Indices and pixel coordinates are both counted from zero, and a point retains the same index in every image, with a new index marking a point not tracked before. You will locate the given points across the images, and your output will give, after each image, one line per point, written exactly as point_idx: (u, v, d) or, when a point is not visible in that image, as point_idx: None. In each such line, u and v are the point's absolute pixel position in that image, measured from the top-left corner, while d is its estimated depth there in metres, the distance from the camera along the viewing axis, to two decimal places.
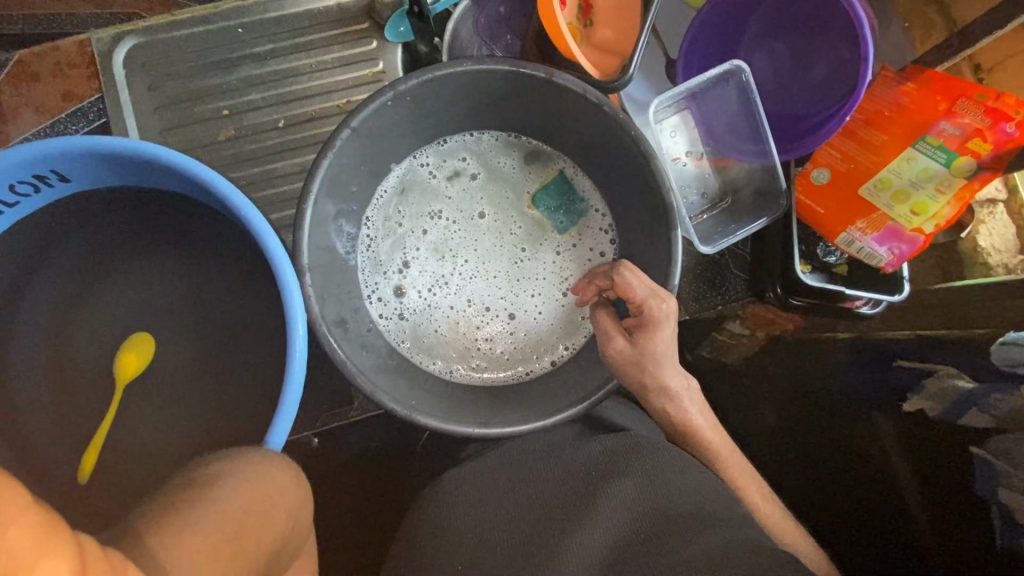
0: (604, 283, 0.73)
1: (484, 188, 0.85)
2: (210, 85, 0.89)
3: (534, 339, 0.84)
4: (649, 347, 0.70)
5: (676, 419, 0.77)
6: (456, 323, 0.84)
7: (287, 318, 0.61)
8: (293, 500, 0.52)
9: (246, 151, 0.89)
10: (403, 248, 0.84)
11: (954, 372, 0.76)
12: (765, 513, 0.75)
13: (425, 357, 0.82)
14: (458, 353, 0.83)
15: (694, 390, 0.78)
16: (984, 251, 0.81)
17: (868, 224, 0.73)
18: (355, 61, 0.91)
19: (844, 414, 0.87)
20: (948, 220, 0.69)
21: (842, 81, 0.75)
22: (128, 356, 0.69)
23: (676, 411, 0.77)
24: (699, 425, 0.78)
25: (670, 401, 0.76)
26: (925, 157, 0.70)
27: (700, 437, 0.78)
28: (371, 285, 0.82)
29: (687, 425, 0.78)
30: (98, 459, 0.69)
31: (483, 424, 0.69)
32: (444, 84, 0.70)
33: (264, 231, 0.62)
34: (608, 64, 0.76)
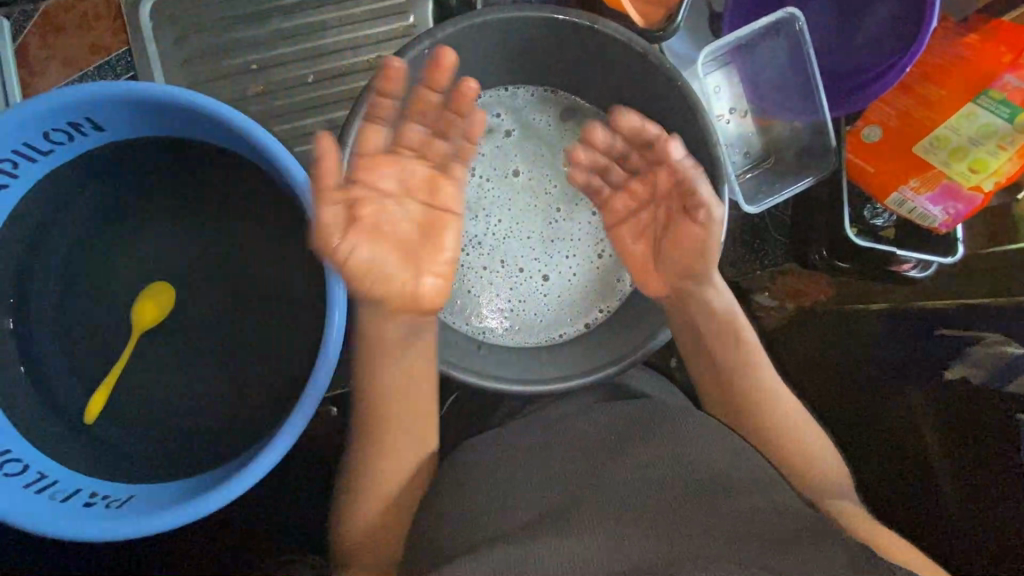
0: (615, 172, 0.73)
1: (520, 145, 0.83)
2: (238, 38, 0.87)
3: (568, 301, 0.82)
4: (668, 223, 0.69)
5: (733, 372, 0.72)
6: (489, 284, 0.82)
7: (327, 273, 0.61)
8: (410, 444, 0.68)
9: (275, 108, 0.88)
10: None
11: (1001, 340, 0.75)
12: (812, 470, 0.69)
13: (458, 319, 0.81)
14: (490, 314, 0.82)
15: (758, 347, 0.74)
16: None
17: (922, 183, 0.69)
18: (386, 14, 0.88)
19: (877, 379, 0.84)
20: (1009, 178, 0.66)
21: (900, 33, 0.71)
22: (150, 302, 0.69)
23: (737, 368, 0.72)
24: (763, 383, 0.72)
25: (729, 351, 0.73)
26: (986, 112, 0.67)
27: (758, 399, 0.72)
28: None
29: (745, 386, 0.72)
30: (139, 412, 0.70)
31: (522, 382, 0.69)
32: (482, 33, 0.68)
33: (303, 181, 0.61)
34: (653, 11, 0.72)
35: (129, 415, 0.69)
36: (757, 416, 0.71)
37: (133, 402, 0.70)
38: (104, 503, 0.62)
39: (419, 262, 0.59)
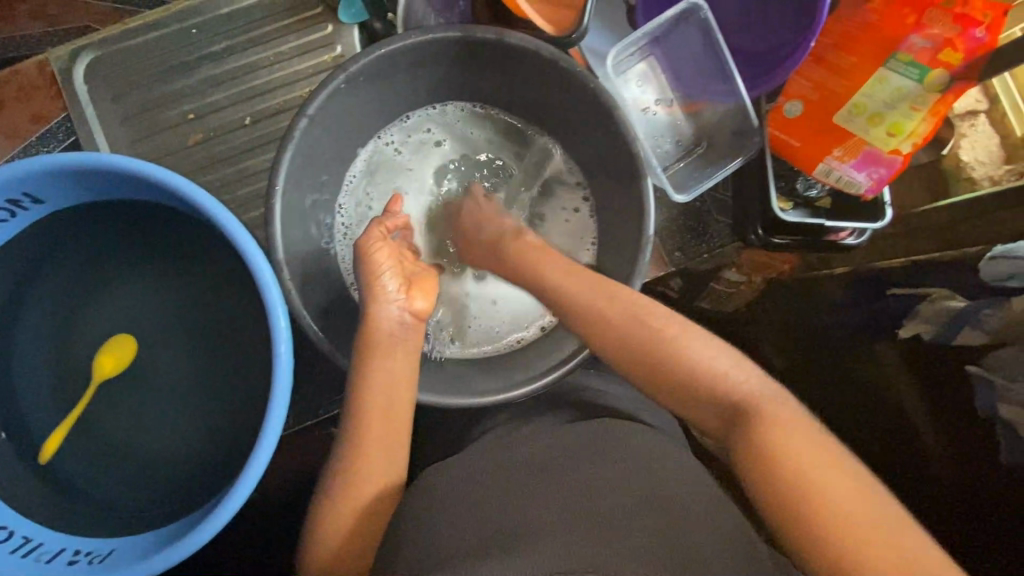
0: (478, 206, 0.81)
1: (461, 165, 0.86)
2: (172, 90, 0.89)
3: (520, 306, 0.84)
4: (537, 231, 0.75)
5: (661, 368, 0.62)
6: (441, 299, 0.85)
7: (268, 317, 0.62)
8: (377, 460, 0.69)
9: (216, 154, 0.89)
10: None
11: (947, 295, 0.75)
12: (772, 457, 0.52)
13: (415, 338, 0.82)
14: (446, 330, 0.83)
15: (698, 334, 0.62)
16: (967, 165, 0.77)
17: (845, 151, 0.71)
18: (312, 48, 0.90)
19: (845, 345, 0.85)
20: (925, 137, 0.67)
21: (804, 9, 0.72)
22: (107, 356, 0.71)
23: (666, 362, 0.61)
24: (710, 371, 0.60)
25: (649, 344, 0.63)
26: (898, 76, 0.67)
27: (702, 387, 0.60)
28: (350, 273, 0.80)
29: (658, 361, 0.62)
30: (117, 467, 0.72)
31: (479, 394, 0.70)
32: (394, 61, 0.70)
33: (234, 227, 0.63)
34: (562, 18, 0.73)
35: (107, 471, 0.72)
36: (711, 411, 0.59)
37: (110, 458, 0.72)
38: (87, 560, 0.64)
39: (412, 283, 0.74)
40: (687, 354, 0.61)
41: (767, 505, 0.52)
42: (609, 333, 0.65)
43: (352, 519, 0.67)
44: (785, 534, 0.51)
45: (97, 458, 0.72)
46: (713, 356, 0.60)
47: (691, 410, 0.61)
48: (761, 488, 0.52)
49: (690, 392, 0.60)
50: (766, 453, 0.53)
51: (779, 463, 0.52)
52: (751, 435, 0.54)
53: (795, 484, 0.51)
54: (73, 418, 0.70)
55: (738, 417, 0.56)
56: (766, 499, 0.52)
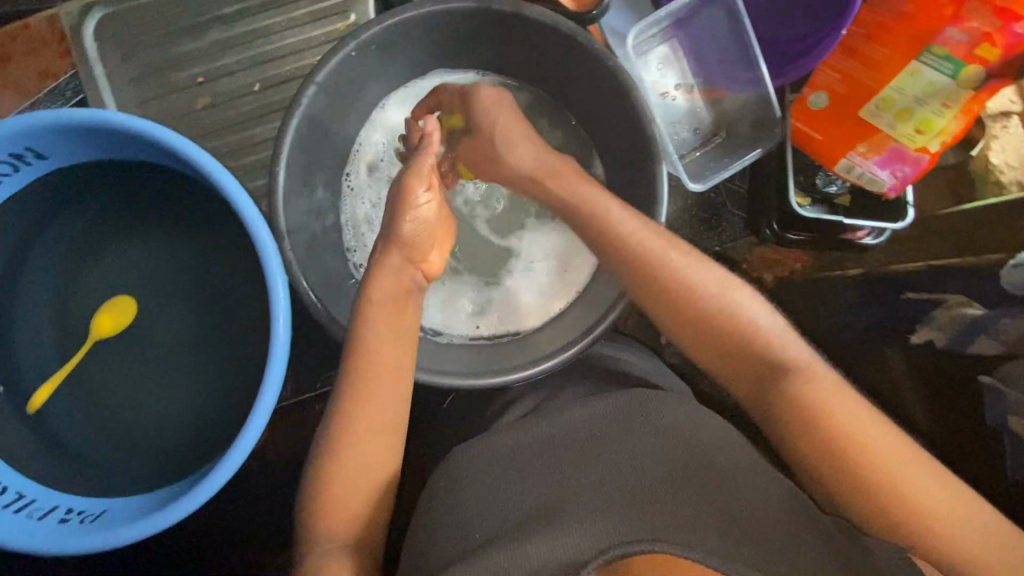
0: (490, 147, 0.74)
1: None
2: (182, 51, 0.87)
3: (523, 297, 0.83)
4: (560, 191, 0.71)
5: (698, 318, 0.61)
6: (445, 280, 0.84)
7: (268, 288, 0.61)
8: (380, 429, 0.62)
9: (223, 119, 0.88)
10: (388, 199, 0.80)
11: (965, 301, 0.72)
12: (811, 408, 0.55)
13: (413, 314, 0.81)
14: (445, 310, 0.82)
15: (735, 289, 0.62)
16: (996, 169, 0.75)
17: (869, 147, 0.68)
18: (325, 15, 0.88)
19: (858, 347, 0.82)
20: (955, 136, 0.63)
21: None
22: (105, 316, 0.71)
23: (705, 309, 0.61)
24: (749, 325, 0.60)
25: (687, 293, 0.62)
26: (931, 70, 0.64)
27: (740, 340, 0.60)
28: (351, 239, 0.78)
29: (695, 312, 0.61)
30: (112, 429, 0.72)
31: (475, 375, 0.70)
32: (409, 29, 0.68)
33: (238, 193, 0.62)
34: None
35: (102, 433, 0.72)
36: (744, 365, 0.60)
37: (105, 421, 0.72)
38: (79, 520, 0.64)
39: (433, 236, 0.69)
40: (728, 306, 0.61)
41: (806, 453, 0.55)
42: (645, 278, 0.64)
43: (351, 500, 0.60)
44: (829, 482, 0.54)
45: (94, 419, 0.72)
46: (754, 312, 0.61)
47: (725, 366, 0.61)
48: (802, 437, 0.55)
49: (729, 344, 0.60)
50: (804, 405, 0.55)
51: (818, 415, 0.54)
52: (791, 389, 0.56)
53: (844, 443, 0.53)
54: (69, 367, 0.70)
55: (773, 371, 0.58)
56: (805, 447, 0.55)
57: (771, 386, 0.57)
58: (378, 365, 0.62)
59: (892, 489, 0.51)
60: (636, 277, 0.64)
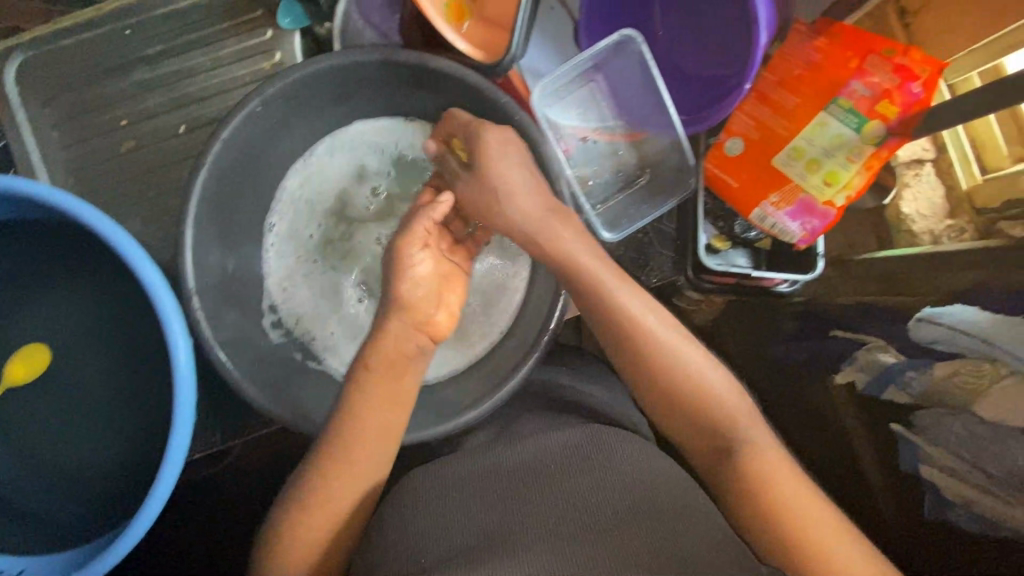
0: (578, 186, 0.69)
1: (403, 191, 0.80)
2: (105, 93, 0.86)
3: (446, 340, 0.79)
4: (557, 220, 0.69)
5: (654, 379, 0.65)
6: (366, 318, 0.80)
7: (169, 349, 0.61)
8: (368, 460, 0.62)
9: (149, 161, 0.87)
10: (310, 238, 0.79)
11: (882, 346, 0.70)
12: (750, 474, 0.59)
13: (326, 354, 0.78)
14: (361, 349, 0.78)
15: (695, 358, 0.66)
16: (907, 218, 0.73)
17: (781, 197, 0.68)
18: (250, 54, 0.87)
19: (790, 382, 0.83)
20: (860, 191, 0.64)
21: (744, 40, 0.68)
22: (17, 366, 0.71)
23: (665, 375, 0.65)
24: (700, 393, 0.64)
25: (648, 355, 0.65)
26: (838, 122, 0.64)
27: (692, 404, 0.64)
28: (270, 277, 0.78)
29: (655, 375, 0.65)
30: (34, 483, 0.72)
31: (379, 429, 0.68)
32: (317, 81, 0.67)
33: (137, 254, 0.61)
34: (495, 43, 0.70)
35: (24, 488, 0.72)
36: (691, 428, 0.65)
37: (27, 475, 0.72)
38: None
39: (441, 284, 0.69)
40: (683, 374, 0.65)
41: (742, 511, 0.59)
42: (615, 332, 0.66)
43: (318, 530, 0.60)
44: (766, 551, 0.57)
45: (16, 475, 0.72)
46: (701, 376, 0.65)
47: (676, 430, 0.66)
48: (741, 495, 0.59)
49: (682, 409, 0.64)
50: (740, 467, 0.60)
51: (753, 479, 0.59)
52: (732, 456, 0.61)
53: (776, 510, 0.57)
54: None
55: (718, 434, 0.63)
56: (740, 503, 0.59)
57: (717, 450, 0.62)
58: (373, 402, 0.63)
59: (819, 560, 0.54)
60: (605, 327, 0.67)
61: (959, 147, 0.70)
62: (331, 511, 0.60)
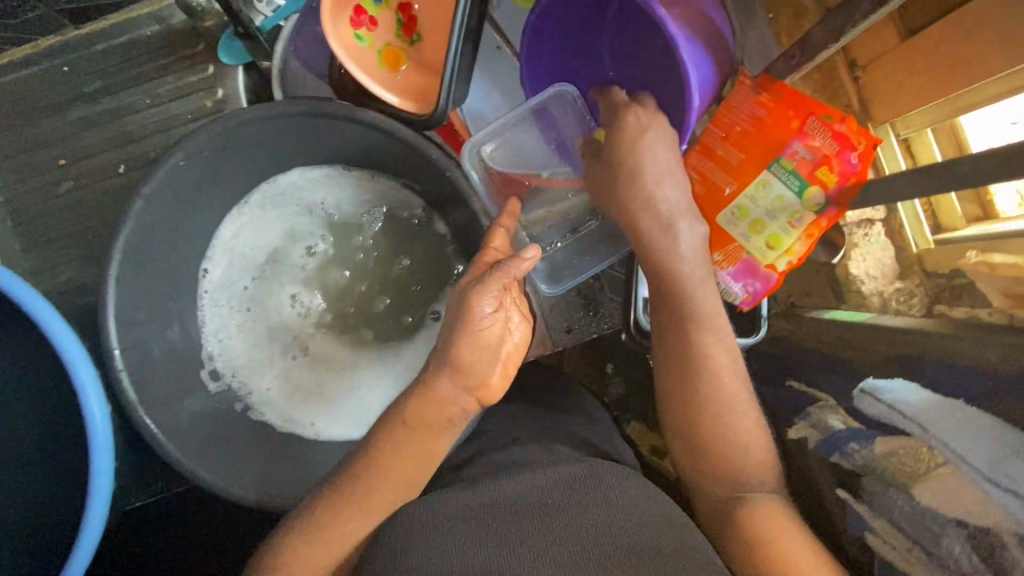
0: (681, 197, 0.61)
1: (338, 258, 0.79)
2: (43, 132, 0.84)
3: (379, 393, 0.77)
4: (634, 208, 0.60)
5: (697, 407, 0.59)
6: (300, 368, 0.78)
7: (80, 410, 0.59)
8: (390, 499, 0.53)
9: (87, 201, 0.84)
10: (246, 287, 0.78)
11: (834, 405, 0.68)
12: (762, 535, 0.53)
13: (258, 407, 0.76)
14: (295, 403, 0.76)
15: (746, 403, 0.60)
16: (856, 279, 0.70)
17: (723, 257, 0.65)
18: (191, 91, 0.85)
19: None
20: (801, 257, 0.61)
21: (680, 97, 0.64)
22: None
23: (709, 407, 0.59)
24: (738, 441, 0.59)
25: (696, 382, 0.59)
26: (780, 183, 0.61)
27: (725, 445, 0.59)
28: (202, 328, 0.76)
29: (693, 386, 0.59)
30: None
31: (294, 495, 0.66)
32: (244, 132, 0.65)
33: (50, 318, 0.59)
34: (431, 92, 0.69)
35: None
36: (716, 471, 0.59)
37: None
38: None
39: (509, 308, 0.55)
40: (732, 415, 0.59)
41: None
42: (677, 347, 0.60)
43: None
44: None
45: None
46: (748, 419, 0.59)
47: (699, 474, 0.60)
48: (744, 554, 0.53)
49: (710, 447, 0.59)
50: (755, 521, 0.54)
51: (765, 542, 0.52)
52: (747, 512, 0.55)
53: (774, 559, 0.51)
54: None
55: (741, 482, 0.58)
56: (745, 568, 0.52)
57: (732, 503, 0.57)
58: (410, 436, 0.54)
59: None
60: (664, 344, 0.61)
61: (912, 211, 0.70)
62: (331, 536, 0.51)
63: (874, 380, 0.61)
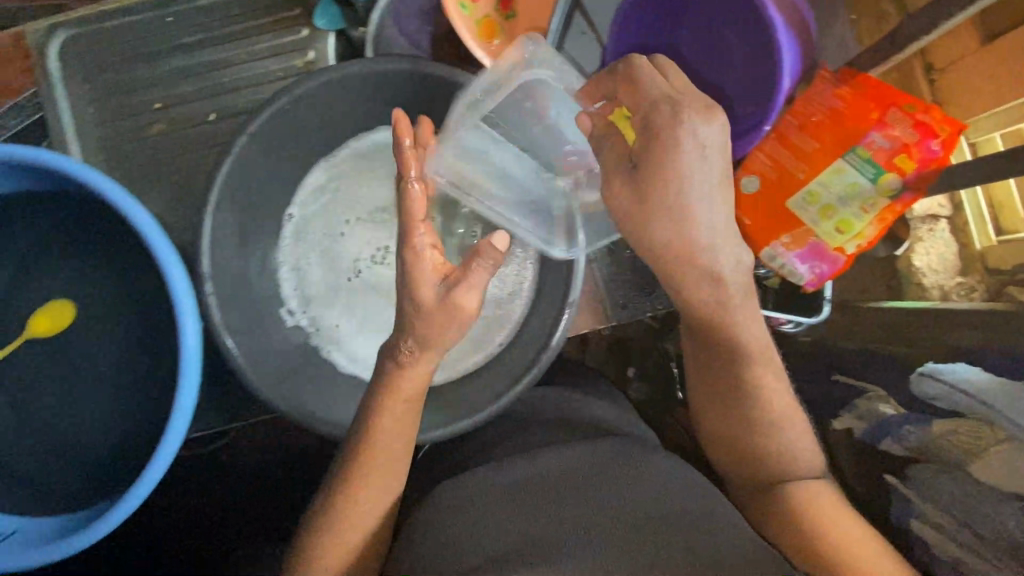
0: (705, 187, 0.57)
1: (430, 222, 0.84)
2: (142, 77, 0.89)
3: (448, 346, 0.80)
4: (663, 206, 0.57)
5: (748, 424, 0.64)
6: (371, 310, 0.81)
7: (178, 341, 0.63)
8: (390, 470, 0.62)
9: (177, 144, 0.89)
10: (331, 227, 0.82)
11: (883, 395, 0.71)
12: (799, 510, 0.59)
13: (327, 342, 0.79)
14: (362, 343, 0.80)
15: (796, 414, 0.64)
16: (918, 272, 0.75)
17: (792, 239, 0.68)
18: (285, 50, 0.89)
19: None
20: (871, 240, 0.64)
21: (760, 88, 0.70)
22: (41, 318, 0.74)
23: (757, 414, 0.64)
24: (772, 430, 0.64)
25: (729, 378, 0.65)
26: (854, 171, 0.64)
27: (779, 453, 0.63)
28: (286, 258, 0.80)
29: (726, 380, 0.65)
30: (35, 446, 0.74)
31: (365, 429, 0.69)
32: (348, 84, 0.70)
33: (158, 239, 0.63)
34: (526, 62, 0.74)
35: (27, 451, 0.74)
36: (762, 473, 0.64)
37: (30, 438, 0.75)
38: None
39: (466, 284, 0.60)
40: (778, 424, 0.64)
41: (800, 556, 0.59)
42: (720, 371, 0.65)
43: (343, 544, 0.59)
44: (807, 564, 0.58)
45: (18, 438, 0.74)
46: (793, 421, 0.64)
47: (741, 466, 0.66)
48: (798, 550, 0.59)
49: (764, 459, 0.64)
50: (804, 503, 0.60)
51: (809, 514, 0.59)
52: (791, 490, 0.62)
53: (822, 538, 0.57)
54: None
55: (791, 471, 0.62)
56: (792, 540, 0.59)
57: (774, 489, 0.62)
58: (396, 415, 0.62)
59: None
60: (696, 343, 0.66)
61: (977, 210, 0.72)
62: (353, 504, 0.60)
63: (934, 363, 0.65)
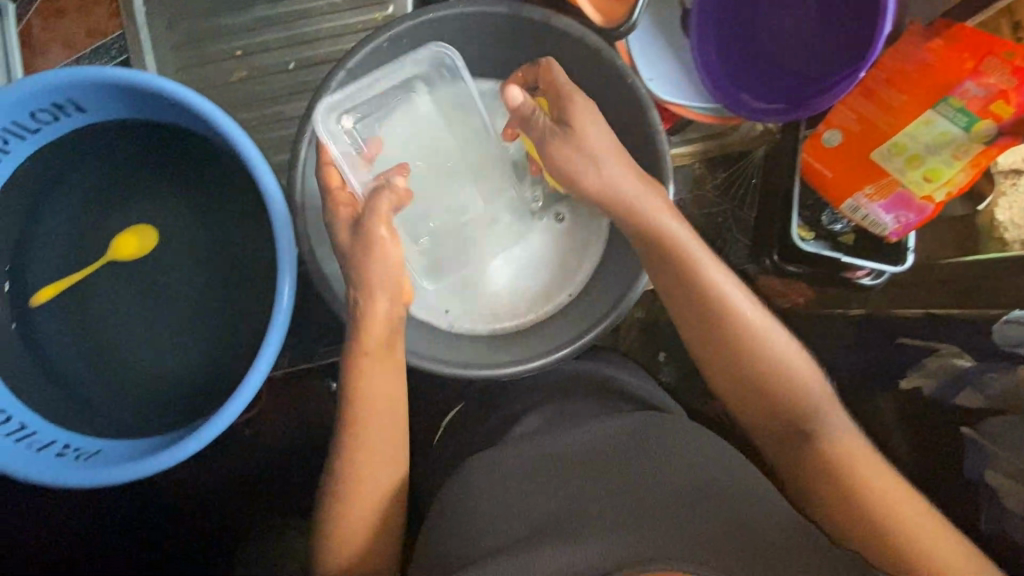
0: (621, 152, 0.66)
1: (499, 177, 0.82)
2: (225, 24, 0.90)
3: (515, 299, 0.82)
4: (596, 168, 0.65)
5: (745, 375, 0.64)
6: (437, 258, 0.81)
7: (279, 272, 0.65)
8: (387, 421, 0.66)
9: (256, 92, 0.91)
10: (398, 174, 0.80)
11: (956, 351, 0.73)
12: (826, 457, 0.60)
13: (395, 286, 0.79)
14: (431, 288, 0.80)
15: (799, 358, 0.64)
16: (1001, 225, 0.74)
17: (876, 190, 0.70)
18: (365, 4, 0.91)
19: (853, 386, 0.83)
20: (961, 188, 0.65)
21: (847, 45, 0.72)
22: (128, 238, 0.75)
23: (763, 368, 0.63)
24: (783, 380, 0.63)
25: (730, 334, 0.64)
26: (945, 121, 0.65)
27: (781, 398, 0.63)
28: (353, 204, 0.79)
29: (722, 334, 0.64)
30: (117, 374, 0.76)
31: (457, 366, 0.70)
32: (441, 28, 0.71)
33: (262, 167, 0.64)
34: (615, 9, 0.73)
35: (109, 379, 0.76)
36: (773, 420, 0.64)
37: (112, 367, 0.76)
38: (76, 454, 0.69)
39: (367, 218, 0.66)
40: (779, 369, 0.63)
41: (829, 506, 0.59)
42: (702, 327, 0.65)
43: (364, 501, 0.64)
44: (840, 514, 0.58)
45: (102, 366, 0.76)
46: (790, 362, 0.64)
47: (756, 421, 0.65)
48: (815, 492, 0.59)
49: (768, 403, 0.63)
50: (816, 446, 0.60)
51: (837, 461, 0.59)
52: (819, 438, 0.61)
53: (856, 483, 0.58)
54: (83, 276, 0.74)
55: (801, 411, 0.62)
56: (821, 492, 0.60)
57: (796, 437, 0.62)
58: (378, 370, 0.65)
59: (902, 534, 0.56)
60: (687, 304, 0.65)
61: None
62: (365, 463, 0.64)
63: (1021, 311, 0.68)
